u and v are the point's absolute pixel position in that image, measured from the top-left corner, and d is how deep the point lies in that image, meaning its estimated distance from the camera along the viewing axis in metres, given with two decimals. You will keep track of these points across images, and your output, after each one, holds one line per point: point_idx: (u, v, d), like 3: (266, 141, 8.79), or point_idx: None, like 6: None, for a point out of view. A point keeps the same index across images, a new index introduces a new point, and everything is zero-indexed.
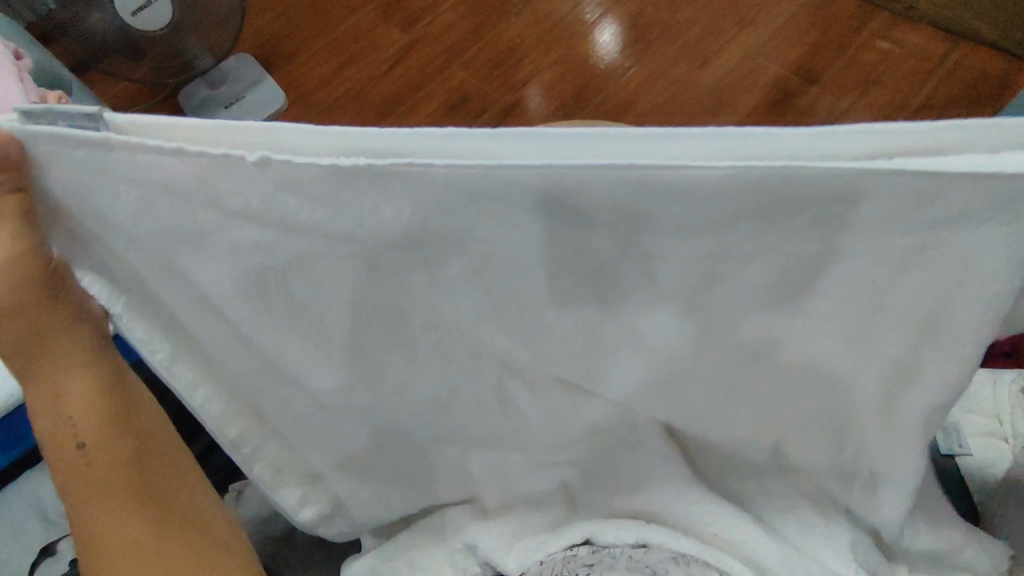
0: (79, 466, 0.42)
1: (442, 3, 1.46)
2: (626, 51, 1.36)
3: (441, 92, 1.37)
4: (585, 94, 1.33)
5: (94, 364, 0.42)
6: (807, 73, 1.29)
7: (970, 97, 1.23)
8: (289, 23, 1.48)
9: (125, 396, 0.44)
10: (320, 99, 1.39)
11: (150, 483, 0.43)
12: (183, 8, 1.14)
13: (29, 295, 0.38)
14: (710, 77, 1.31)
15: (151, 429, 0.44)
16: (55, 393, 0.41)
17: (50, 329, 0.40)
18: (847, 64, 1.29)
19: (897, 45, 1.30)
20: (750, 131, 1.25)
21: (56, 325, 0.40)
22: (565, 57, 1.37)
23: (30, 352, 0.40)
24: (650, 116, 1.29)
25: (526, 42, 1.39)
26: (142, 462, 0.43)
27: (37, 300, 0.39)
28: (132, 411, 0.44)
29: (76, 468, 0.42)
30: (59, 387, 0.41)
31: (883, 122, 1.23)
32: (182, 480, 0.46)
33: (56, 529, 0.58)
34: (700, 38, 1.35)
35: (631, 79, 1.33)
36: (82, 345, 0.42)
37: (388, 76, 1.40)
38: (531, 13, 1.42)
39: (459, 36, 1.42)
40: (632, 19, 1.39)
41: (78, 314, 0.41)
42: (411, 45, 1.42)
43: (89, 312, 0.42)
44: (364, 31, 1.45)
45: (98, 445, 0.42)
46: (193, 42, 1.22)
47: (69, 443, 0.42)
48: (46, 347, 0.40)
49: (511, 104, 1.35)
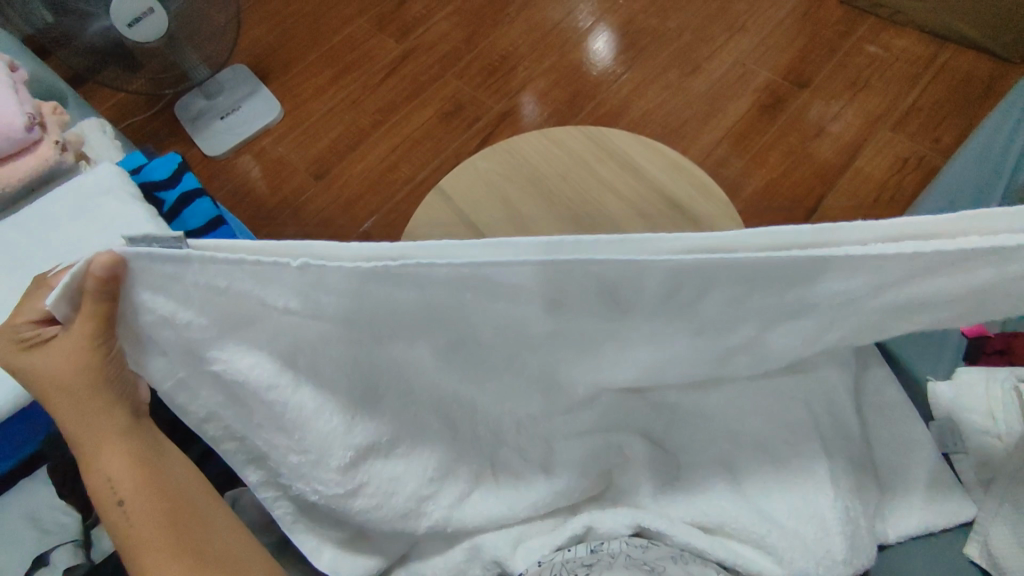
0: (121, 525, 0.41)
1: (435, 13, 1.47)
2: (618, 58, 1.38)
3: (435, 100, 1.38)
4: (578, 101, 1.35)
5: (133, 436, 0.43)
6: (798, 78, 1.31)
7: (957, 99, 1.24)
8: (284, 34, 1.49)
9: (158, 456, 0.44)
10: (315, 109, 1.40)
11: (187, 528, 0.42)
12: (178, 21, 1.15)
13: (77, 376, 0.40)
14: (701, 83, 1.32)
15: (183, 483, 0.44)
16: (94, 462, 0.42)
17: (95, 412, 0.41)
18: (835, 68, 1.31)
19: (884, 49, 1.32)
20: (742, 134, 1.27)
21: (99, 407, 0.41)
22: (558, 65, 1.38)
23: (76, 431, 0.41)
24: (643, 121, 1.30)
25: (519, 50, 1.41)
26: (178, 512, 0.42)
27: (88, 381, 0.40)
28: (163, 466, 0.43)
29: (120, 526, 0.41)
30: (98, 458, 0.42)
31: (872, 125, 1.24)
32: (214, 525, 0.44)
33: (49, 539, 0.56)
34: (691, 45, 1.37)
35: (624, 86, 1.35)
36: (121, 424, 0.42)
37: (383, 85, 1.41)
38: (524, 22, 1.44)
39: (452, 46, 1.43)
40: (623, 27, 1.41)
41: (124, 399, 0.42)
42: (404, 54, 1.43)
43: (137, 399, 0.43)
44: (358, 42, 1.46)
45: (136, 500, 0.41)
46: (188, 53, 1.22)
47: (109, 504, 0.41)
48: (89, 426, 0.41)
49: (504, 112, 1.36)
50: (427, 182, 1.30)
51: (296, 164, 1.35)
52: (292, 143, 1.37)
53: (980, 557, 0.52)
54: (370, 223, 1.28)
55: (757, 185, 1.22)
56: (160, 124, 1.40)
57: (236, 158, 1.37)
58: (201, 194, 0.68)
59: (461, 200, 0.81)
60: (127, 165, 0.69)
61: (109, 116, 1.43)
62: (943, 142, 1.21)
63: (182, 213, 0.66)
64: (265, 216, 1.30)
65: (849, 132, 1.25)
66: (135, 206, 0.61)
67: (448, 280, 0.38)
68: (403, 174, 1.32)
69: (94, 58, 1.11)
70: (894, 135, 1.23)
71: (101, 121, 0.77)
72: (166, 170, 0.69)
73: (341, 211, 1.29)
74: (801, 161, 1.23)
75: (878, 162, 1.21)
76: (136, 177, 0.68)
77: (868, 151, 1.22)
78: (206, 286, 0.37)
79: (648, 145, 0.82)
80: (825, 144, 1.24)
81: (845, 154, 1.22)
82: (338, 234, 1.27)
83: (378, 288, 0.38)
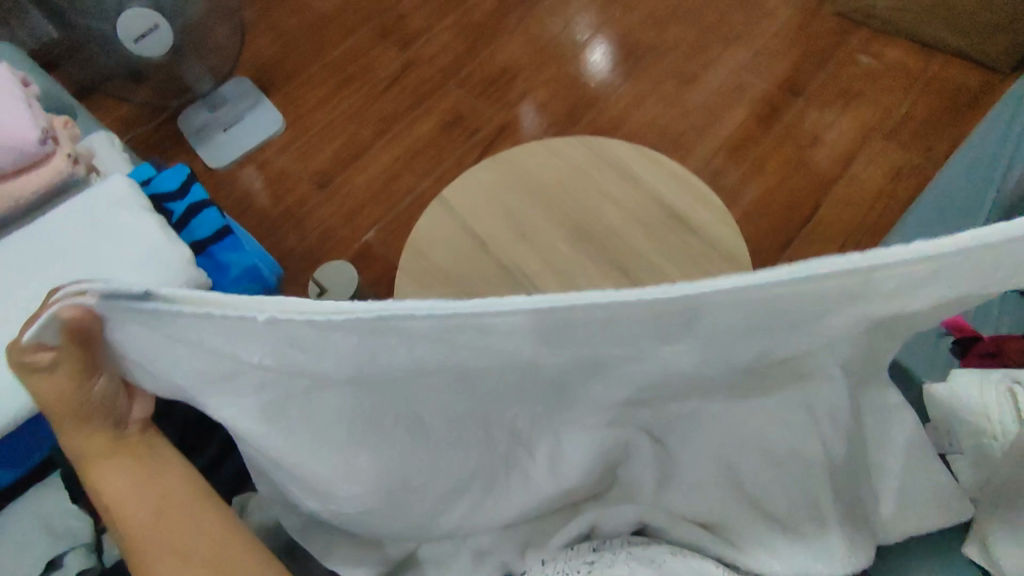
0: (126, 544, 0.42)
1: (436, 26, 1.49)
2: (616, 69, 1.40)
3: (436, 111, 1.40)
4: (577, 111, 1.37)
5: (122, 455, 0.43)
6: (793, 88, 1.33)
7: (950, 109, 1.26)
8: (287, 47, 1.51)
9: (152, 468, 0.44)
10: (317, 120, 1.42)
11: (189, 539, 0.43)
12: (185, 35, 1.17)
13: (66, 404, 0.40)
14: (698, 93, 1.35)
15: (176, 489, 0.44)
16: (91, 485, 0.42)
17: (82, 437, 0.42)
18: (830, 78, 1.33)
19: (877, 60, 1.34)
20: (739, 143, 1.28)
21: (85, 431, 0.42)
22: (557, 77, 1.40)
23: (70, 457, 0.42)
24: (641, 131, 1.32)
25: (518, 62, 1.43)
26: (174, 521, 0.43)
27: (74, 404, 0.40)
28: (157, 475, 0.44)
29: (124, 544, 0.42)
30: (93, 481, 0.42)
31: (866, 134, 1.26)
32: (216, 526, 0.44)
33: (63, 542, 0.57)
34: (687, 56, 1.39)
35: (622, 96, 1.37)
36: (108, 441, 0.43)
37: (384, 97, 1.43)
38: (523, 34, 1.46)
39: (453, 58, 1.45)
40: (621, 38, 1.43)
41: (112, 416, 0.42)
42: (405, 67, 1.45)
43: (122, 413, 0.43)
44: (359, 55, 1.48)
45: (134, 516, 0.42)
46: (194, 66, 1.24)
47: (109, 520, 0.42)
48: (82, 452, 0.42)
49: (504, 122, 1.38)
50: (428, 193, 1.32)
51: (298, 175, 1.36)
52: (294, 154, 1.39)
53: (978, 556, 0.53)
54: (372, 233, 1.29)
55: (754, 193, 1.23)
56: (165, 135, 1.42)
57: (238, 169, 1.38)
58: (209, 204, 0.69)
59: (464, 210, 0.82)
60: (136, 176, 0.71)
61: (113, 128, 1.45)
62: (936, 150, 1.23)
63: (190, 222, 0.68)
64: (268, 227, 1.32)
65: (845, 141, 1.26)
66: (145, 215, 0.62)
67: (438, 328, 0.36)
68: (404, 185, 1.33)
69: (99, 71, 1.13)
70: (888, 144, 1.25)
71: (110, 134, 0.79)
72: (175, 181, 0.70)
73: (343, 222, 1.31)
74: (797, 170, 1.25)
75: (872, 171, 1.22)
76: (145, 188, 0.70)
77: (863, 159, 1.24)
78: (198, 331, 0.37)
79: (647, 155, 0.84)
80: (821, 152, 1.26)
81: (841, 162, 1.24)
82: (340, 244, 1.28)
83: (386, 333, 0.36)
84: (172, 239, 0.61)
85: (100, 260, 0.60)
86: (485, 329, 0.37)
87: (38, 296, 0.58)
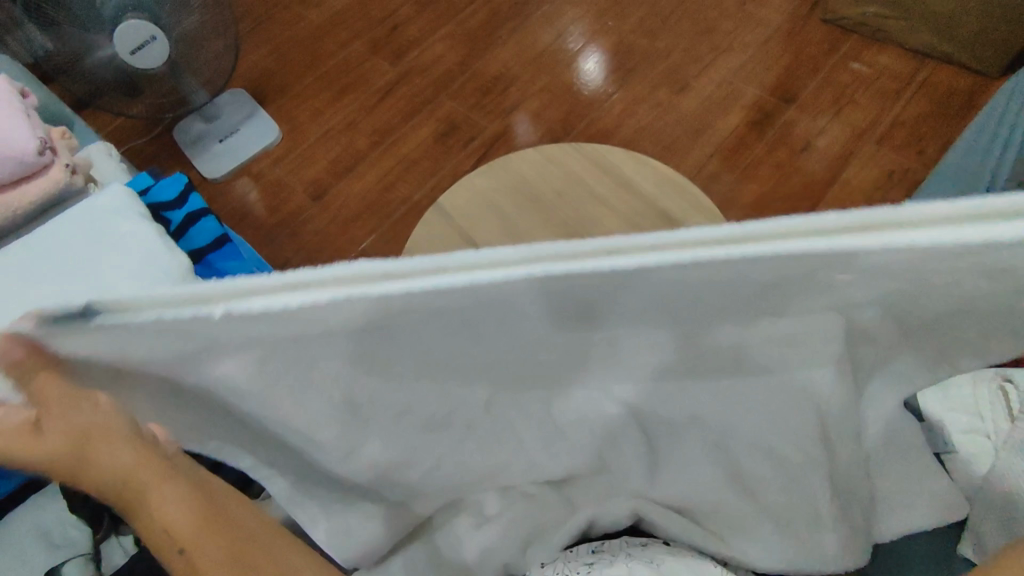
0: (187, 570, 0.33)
1: (430, 36, 1.51)
2: (609, 77, 1.41)
3: (431, 121, 1.41)
4: (571, 119, 1.38)
5: (164, 473, 0.33)
6: (784, 95, 1.34)
7: (939, 113, 1.28)
8: (282, 58, 1.52)
9: (213, 492, 0.35)
10: (313, 130, 1.43)
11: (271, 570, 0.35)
12: (180, 48, 1.18)
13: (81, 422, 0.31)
14: (690, 100, 1.36)
15: (242, 518, 0.36)
16: (140, 501, 0.32)
17: (116, 448, 0.32)
18: (820, 85, 1.35)
19: (867, 66, 1.36)
20: (732, 150, 1.30)
21: (114, 445, 0.32)
22: (551, 85, 1.42)
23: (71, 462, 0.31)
24: (635, 138, 1.34)
25: (512, 71, 1.44)
26: (251, 554, 0.35)
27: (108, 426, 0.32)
28: (223, 503, 0.35)
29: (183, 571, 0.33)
30: (147, 498, 0.32)
31: (857, 140, 1.28)
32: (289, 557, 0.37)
33: (59, 555, 0.58)
34: (680, 64, 1.41)
35: (615, 105, 1.38)
36: (151, 459, 0.33)
37: (380, 107, 1.44)
38: (517, 43, 1.47)
39: (447, 68, 1.46)
40: (613, 47, 1.45)
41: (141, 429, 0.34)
42: (400, 77, 1.47)
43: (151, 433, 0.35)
44: (354, 65, 1.49)
45: (202, 545, 0.33)
46: (189, 78, 1.25)
47: (169, 552, 0.33)
48: (90, 460, 0.31)
49: (500, 131, 1.39)
50: (424, 201, 1.33)
51: (294, 186, 1.37)
52: (290, 164, 1.40)
53: (975, 554, 0.53)
54: (368, 242, 1.29)
55: (747, 198, 1.24)
56: (160, 147, 1.43)
57: (235, 180, 1.39)
58: (206, 213, 0.70)
59: (460, 217, 0.83)
60: (134, 187, 0.71)
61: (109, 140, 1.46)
62: (926, 155, 1.24)
63: (188, 231, 0.68)
64: (265, 237, 1.32)
65: (836, 146, 1.28)
66: (144, 224, 0.62)
67: (383, 316, 0.31)
68: (400, 194, 1.34)
69: (94, 83, 1.13)
70: (879, 149, 1.26)
71: (108, 144, 0.79)
72: (173, 191, 0.71)
73: (339, 231, 1.31)
74: (790, 175, 1.26)
75: (864, 175, 1.24)
76: (143, 198, 0.70)
77: (855, 164, 1.25)
78: (133, 356, 0.32)
79: (639, 162, 0.85)
80: (812, 157, 1.27)
81: (832, 168, 1.25)
82: (336, 253, 1.29)
83: (331, 323, 0.31)
84: (171, 247, 0.61)
85: (99, 269, 0.60)
86: (443, 305, 0.31)
87: (36, 304, 0.58)
